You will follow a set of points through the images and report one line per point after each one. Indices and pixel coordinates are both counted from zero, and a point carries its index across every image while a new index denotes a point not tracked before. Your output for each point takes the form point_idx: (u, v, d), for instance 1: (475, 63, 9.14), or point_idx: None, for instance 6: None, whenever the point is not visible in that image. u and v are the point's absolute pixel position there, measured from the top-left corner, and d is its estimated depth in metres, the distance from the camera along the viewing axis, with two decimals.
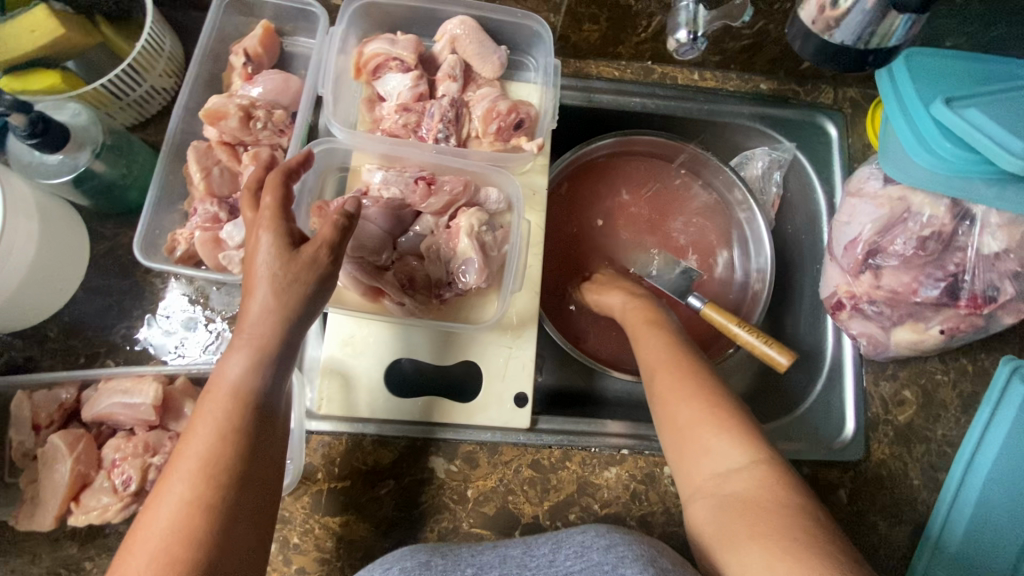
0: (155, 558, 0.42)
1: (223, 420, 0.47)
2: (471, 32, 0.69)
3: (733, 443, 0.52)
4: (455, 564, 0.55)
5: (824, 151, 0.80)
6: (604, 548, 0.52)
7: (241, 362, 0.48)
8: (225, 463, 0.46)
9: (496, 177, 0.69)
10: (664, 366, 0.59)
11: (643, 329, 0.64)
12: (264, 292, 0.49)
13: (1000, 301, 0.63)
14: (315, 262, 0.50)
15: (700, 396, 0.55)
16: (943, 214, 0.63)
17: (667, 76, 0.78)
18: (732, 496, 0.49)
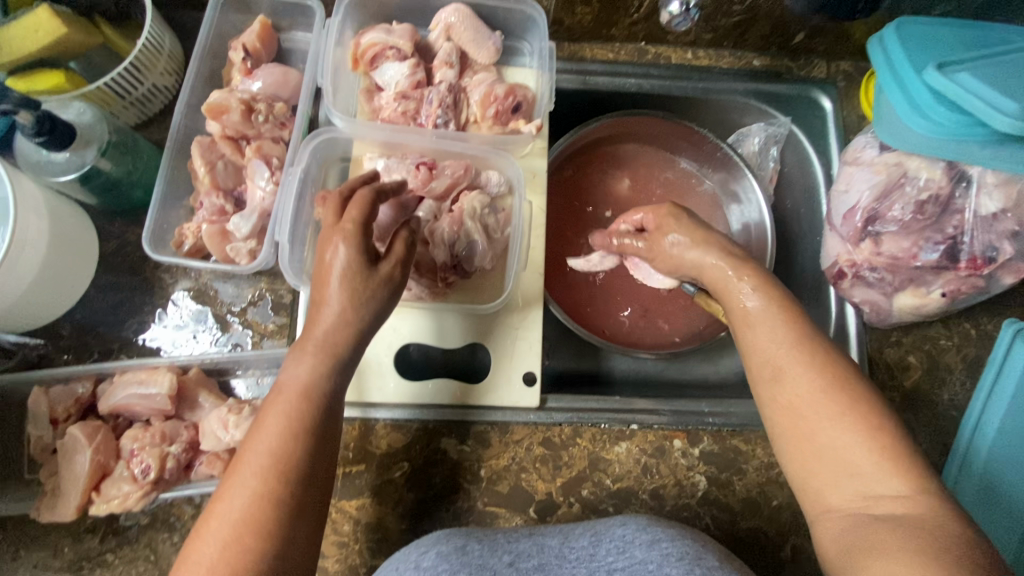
0: (225, 546, 0.44)
1: (291, 418, 0.49)
2: (466, 20, 0.70)
3: (885, 464, 0.46)
4: (491, 551, 0.55)
5: (819, 126, 0.80)
6: (647, 545, 0.53)
7: (313, 368, 0.51)
8: (295, 462, 0.48)
9: (497, 160, 0.70)
10: (794, 369, 0.51)
11: (762, 316, 0.55)
12: (340, 300, 0.52)
13: (999, 262, 0.63)
14: (391, 279, 0.55)
15: (855, 410, 0.48)
16: (941, 176, 0.64)
17: (660, 56, 0.79)
18: (885, 518, 0.44)
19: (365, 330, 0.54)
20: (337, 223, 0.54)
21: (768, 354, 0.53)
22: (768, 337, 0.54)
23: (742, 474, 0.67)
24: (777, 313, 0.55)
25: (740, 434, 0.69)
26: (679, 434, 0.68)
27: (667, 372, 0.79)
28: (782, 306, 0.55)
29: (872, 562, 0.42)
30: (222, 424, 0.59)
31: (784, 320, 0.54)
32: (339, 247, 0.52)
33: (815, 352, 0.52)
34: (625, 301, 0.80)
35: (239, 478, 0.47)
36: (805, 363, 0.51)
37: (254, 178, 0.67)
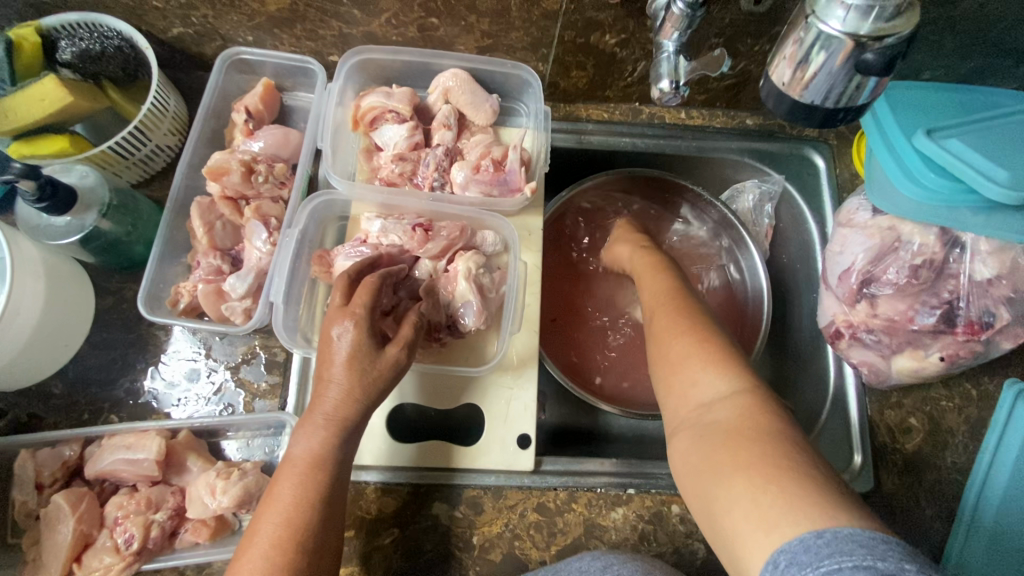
0: None
1: (300, 490, 0.49)
2: (463, 84, 0.71)
3: (717, 374, 0.50)
4: None
5: (813, 183, 0.81)
6: (600, 569, 0.54)
7: (312, 437, 0.51)
8: (305, 534, 0.47)
9: (491, 221, 0.69)
10: (659, 310, 0.60)
11: (649, 272, 0.68)
12: (344, 380, 0.52)
13: (997, 327, 0.63)
14: (397, 363, 0.54)
15: (695, 333, 0.54)
16: (933, 242, 0.64)
17: (654, 116, 0.80)
18: (712, 425, 0.47)
19: (374, 402, 0.53)
20: (346, 306, 0.55)
21: (648, 307, 0.63)
22: (652, 285, 0.65)
23: None
24: (653, 270, 0.67)
25: None
26: (677, 499, 0.67)
27: (663, 430, 0.78)
28: (655, 267, 0.68)
29: (712, 480, 0.44)
30: (210, 490, 0.57)
31: (663, 277, 0.65)
32: (348, 328, 0.53)
33: (675, 296, 0.61)
34: (630, 359, 0.79)
35: (254, 553, 0.46)
36: (668, 304, 0.60)
37: (252, 239, 0.67)
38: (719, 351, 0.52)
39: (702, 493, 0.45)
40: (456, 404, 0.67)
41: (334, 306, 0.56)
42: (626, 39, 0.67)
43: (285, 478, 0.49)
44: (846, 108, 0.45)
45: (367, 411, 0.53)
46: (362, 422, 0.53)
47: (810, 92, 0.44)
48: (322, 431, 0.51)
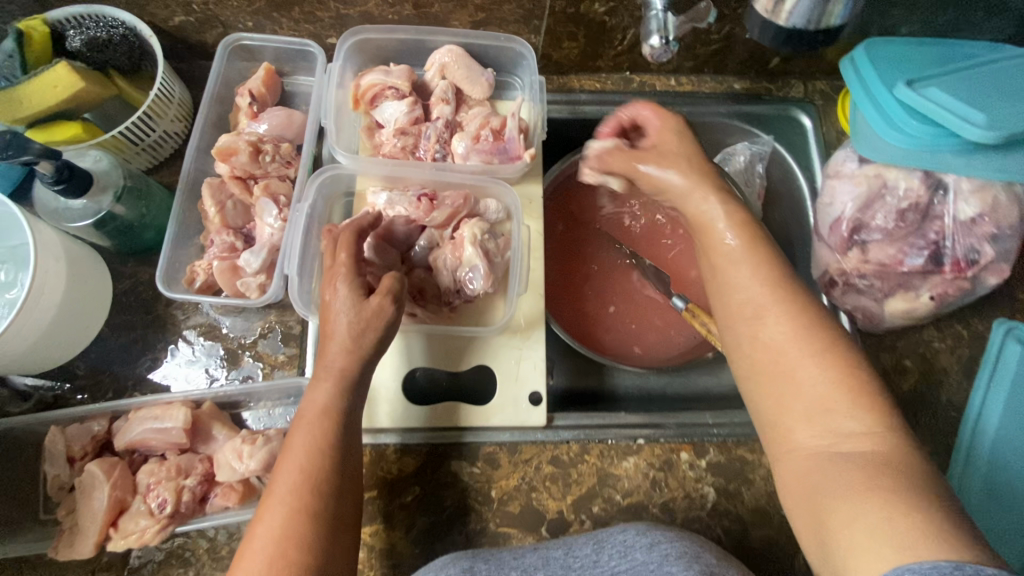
0: (271, 563, 0.45)
1: (315, 436, 0.51)
2: (459, 59, 0.74)
3: (854, 403, 0.47)
4: (499, 567, 0.57)
5: (801, 142, 0.84)
6: (647, 547, 0.57)
7: (329, 392, 0.53)
8: (321, 479, 0.49)
9: (495, 188, 0.71)
10: (771, 311, 0.52)
11: (744, 253, 0.56)
12: (347, 334, 0.55)
13: (982, 264, 0.65)
14: (381, 310, 0.56)
15: (823, 347, 0.49)
16: (918, 185, 0.67)
17: (645, 84, 0.83)
18: (848, 453, 0.45)
19: (371, 353, 0.56)
20: (333, 267, 0.59)
21: (750, 297, 0.54)
22: (748, 272, 0.55)
23: (750, 484, 0.69)
24: (748, 249, 0.56)
25: (745, 444, 0.70)
26: (685, 447, 0.70)
27: (672, 388, 0.80)
28: (751, 246, 0.57)
29: (839, 503, 0.43)
30: (237, 455, 0.60)
31: (766, 261, 0.55)
32: (342, 289, 0.56)
33: (787, 292, 0.53)
34: (636, 317, 0.83)
35: (275, 501, 0.48)
36: (783, 302, 0.52)
37: (263, 216, 0.69)
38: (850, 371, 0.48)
39: (811, 508, 0.45)
40: (469, 365, 0.70)
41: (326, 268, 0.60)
42: (615, 6, 0.69)
43: (299, 431, 0.51)
44: (825, 29, 0.58)
45: (370, 361, 0.56)
46: (366, 372, 0.55)
47: (793, 17, 0.57)
48: (325, 380, 0.54)
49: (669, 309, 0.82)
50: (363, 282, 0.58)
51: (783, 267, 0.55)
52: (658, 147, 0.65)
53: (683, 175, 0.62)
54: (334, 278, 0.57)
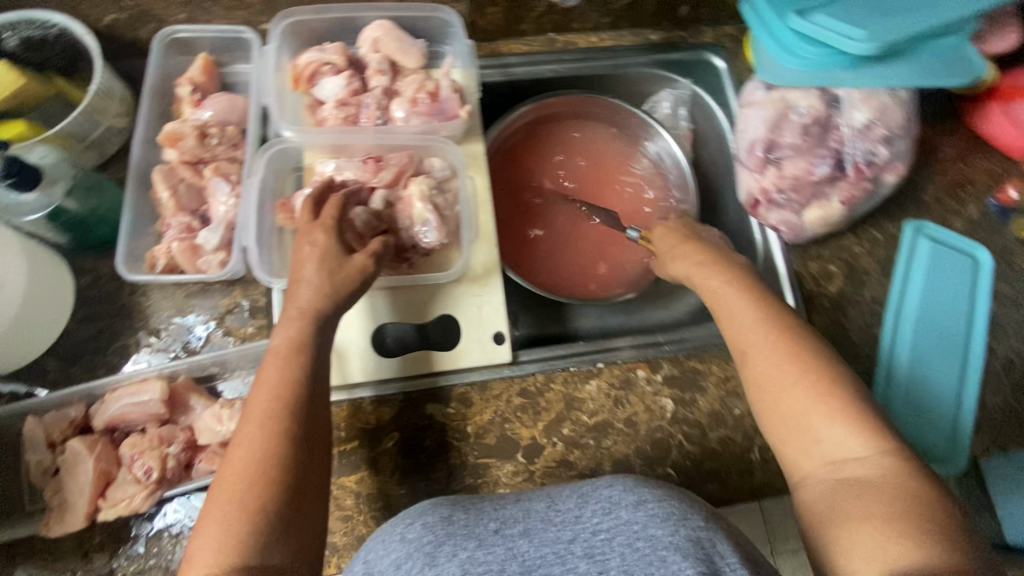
0: (243, 476, 0.51)
1: (285, 368, 0.57)
2: (390, 32, 0.78)
3: (852, 435, 0.54)
4: (477, 518, 0.58)
5: (717, 83, 0.91)
6: (633, 505, 0.55)
7: (298, 331, 0.60)
8: (290, 406, 0.55)
9: (437, 147, 0.75)
10: (765, 351, 0.60)
11: (728, 296, 0.66)
12: (319, 278, 0.62)
13: (879, 164, 0.72)
14: (365, 266, 0.65)
15: (818, 384, 0.56)
16: (816, 102, 0.74)
17: (569, 43, 0.89)
18: (850, 480, 0.52)
19: (342, 298, 0.63)
20: (314, 221, 0.65)
21: (742, 337, 0.62)
22: (739, 314, 0.64)
23: (703, 392, 0.75)
24: (740, 292, 0.65)
25: (695, 356, 0.76)
26: (641, 365, 0.76)
27: (630, 322, 0.86)
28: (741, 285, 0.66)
29: (842, 525, 0.49)
30: (217, 419, 0.63)
31: (751, 298, 0.64)
32: (321, 238, 0.64)
33: (779, 330, 0.61)
34: (589, 257, 0.89)
35: (249, 424, 0.54)
36: (773, 343, 0.60)
37: (216, 195, 0.72)
38: (841, 400, 0.55)
39: (812, 526, 0.52)
40: (434, 315, 0.75)
41: (305, 223, 0.66)
42: None
43: (269, 361, 0.58)
44: None
45: (338, 304, 0.63)
46: (332, 315, 0.62)
47: None
48: (298, 320, 0.61)
49: (614, 248, 0.89)
50: (345, 241, 0.66)
51: (772, 306, 0.64)
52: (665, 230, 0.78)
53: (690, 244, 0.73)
54: (311, 234, 0.64)
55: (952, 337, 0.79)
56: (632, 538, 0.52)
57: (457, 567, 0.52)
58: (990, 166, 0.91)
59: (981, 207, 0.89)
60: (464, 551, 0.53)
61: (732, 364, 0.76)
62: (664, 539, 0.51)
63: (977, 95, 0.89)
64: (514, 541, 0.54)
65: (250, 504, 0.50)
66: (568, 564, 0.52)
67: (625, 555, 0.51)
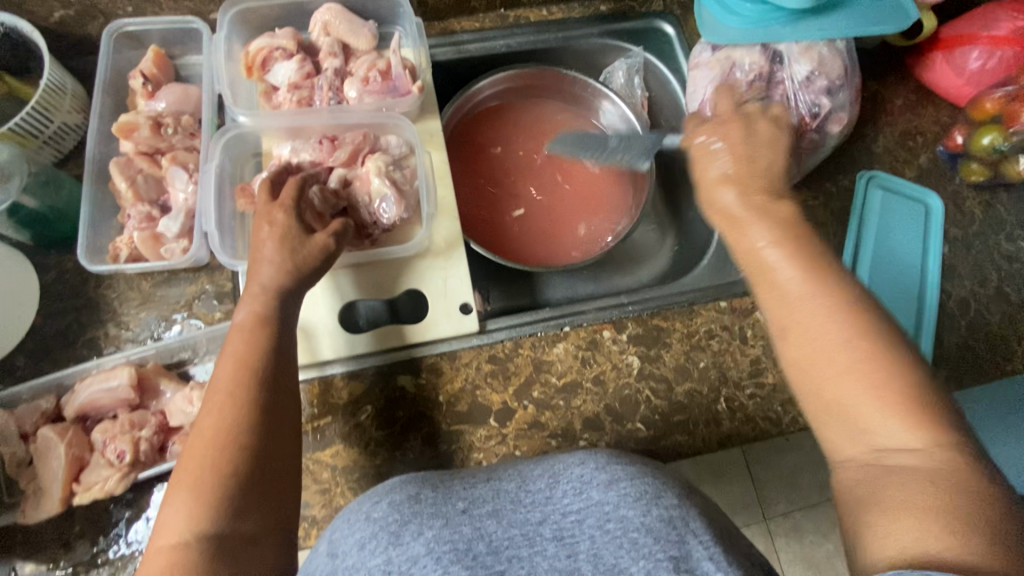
0: (209, 442, 0.53)
1: (250, 336, 0.59)
2: (339, 15, 0.79)
3: (904, 422, 0.46)
4: (445, 496, 0.56)
5: (668, 49, 0.93)
6: (604, 485, 0.55)
7: (261, 306, 0.61)
8: (253, 374, 0.57)
9: (393, 124, 0.76)
10: (809, 323, 0.51)
11: (772, 260, 0.54)
12: (275, 257, 0.63)
13: (823, 114, 0.74)
14: (326, 245, 0.65)
15: (871, 365, 0.48)
16: (759, 58, 0.76)
17: (520, 18, 0.90)
18: (896, 470, 0.45)
19: (306, 276, 0.64)
20: (273, 202, 0.66)
21: (782, 308, 0.53)
22: (782, 282, 0.53)
23: (668, 347, 0.77)
24: (787, 258, 0.53)
25: (659, 314, 0.78)
26: (607, 326, 0.77)
27: (598, 290, 0.92)
28: (789, 245, 0.54)
29: (879, 514, 0.43)
30: (187, 400, 0.63)
31: (798, 262, 0.53)
32: (279, 216, 0.65)
33: (831, 299, 0.51)
34: (559, 223, 0.91)
35: (213, 393, 0.56)
36: (821, 316, 0.51)
37: (175, 183, 0.72)
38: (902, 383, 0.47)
39: (845, 514, 0.45)
40: (400, 289, 0.76)
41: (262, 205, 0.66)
42: None
43: (233, 332, 0.60)
44: None
45: (301, 281, 0.64)
46: (296, 290, 0.64)
47: None
48: (261, 296, 0.62)
49: (585, 210, 0.91)
50: (305, 221, 0.66)
51: (825, 272, 0.53)
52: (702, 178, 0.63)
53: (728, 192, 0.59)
54: (270, 214, 0.65)
55: (902, 287, 0.82)
56: (602, 520, 0.53)
57: (423, 546, 0.52)
58: (938, 115, 0.93)
59: (931, 155, 0.91)
60: (431, 531, 0.53)
61: (695, 319, 0.78)
62: (636, 519, 0.51)
63: (920, 48, 0.92)
64: (483, 521, 0.54)
65: (219, 467, 0.52)
66: (538, 545, 0.53)
67: (595, 537, 0.52)
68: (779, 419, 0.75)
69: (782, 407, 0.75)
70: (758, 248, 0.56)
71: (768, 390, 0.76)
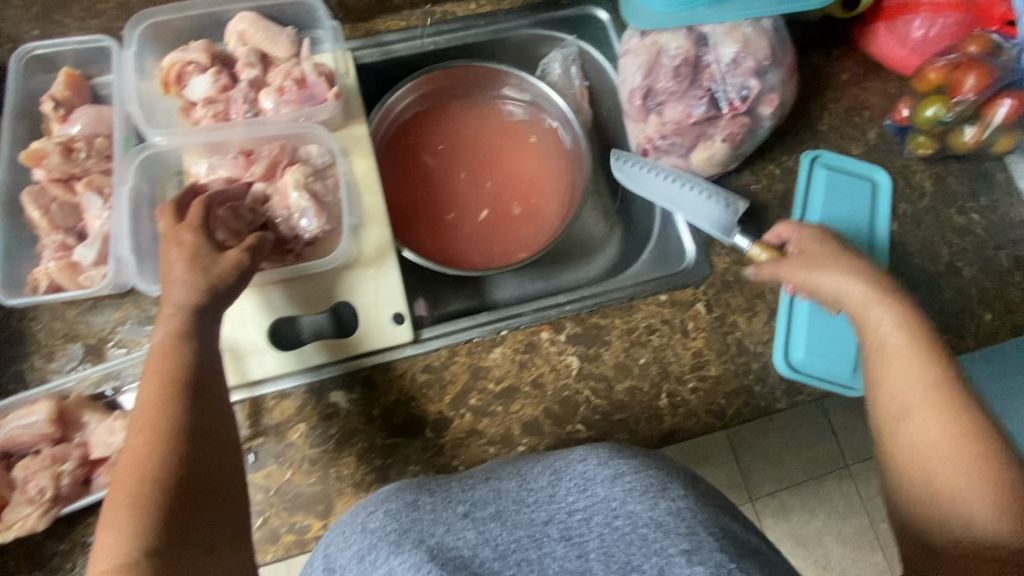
0: (134, 459, 0.55)
1: (165, 358, 0.59)
2: (254, 24, 0.77)
3: (1001, 514, 0.54)
4: (443, 501, 0.59)
5: (602, 36, 0.90)
6: (609, 481, 0.58)
7: (177, 333, 0.61)
8: (175, 390, 0.58)
9: (311, 133, 0.75)
10: (925, 411, 0.61)
11: (900, 353, 0.64)
12: (185, 277, 0.62)
13: (753, 97, 0.72)
14: (240, 262, 0.65)
15: (980, 461, 0.57)
16: (685, 42, 0.73)
17: (448, 13, 0.87)
18: (982, 549, 0.54)
19: (218, 293, 0.63)
20: (178, 225, 0.64)
21: (903, 395, 0.63)
22: (903, 370, 0.63)
23: (608, 345, 0.76)
24: (917, 350, 0.63)
25: (598, 312, 0.77)
26: (544, 327, 0.76)
27: (548, 287, 0.90)
28: (918, 342, 0.64)
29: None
30: (109, 430, 0.63)
31: (921, 357, 0.63)
32: (189, 237, 0.64)
33: (949, 394, 0.61)
34: (505, 208, 0.90)
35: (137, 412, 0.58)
36: (935, 409, 0.60)
37: (90, 209, 0.71)
38: (1005, 478, 0.56)
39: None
40: (329, 303, 0.74)
41: (168, 228, 0.65)
42: None
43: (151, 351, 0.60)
44: None
45: (218, 299, 0.64)
46: (211, 312, 0.63)
47: None
48: (177, 316, 0.61)
49: (529, 190, 0.90)
50: (215, 240, 0.66)
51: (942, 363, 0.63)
52: (804, 252, 0.71)
53: (843, 277, 0.68)
54: (177, 235, 0.64)
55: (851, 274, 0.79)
56: (609, 517, 0.56)
57: (425, 552, 0.55)
58: (887, 87, 0.90)
59: (879, 130, 0.88)
60: (434, 537, 0.56)
61: (634, 315, 0.77)
62: (643, 514, 0.54)
63: (864, 18, 0.89)
64: (486, 525, 0.58)
65: (141, 483, 0.53)
66: (545, 547, 0.56)
67: (603, 535, 0.55)
68: (722, 412, 0.74)
69: (726, 399, 0.74)
70: (881, 334, 0.66)
71: (711, 382, 0.75)
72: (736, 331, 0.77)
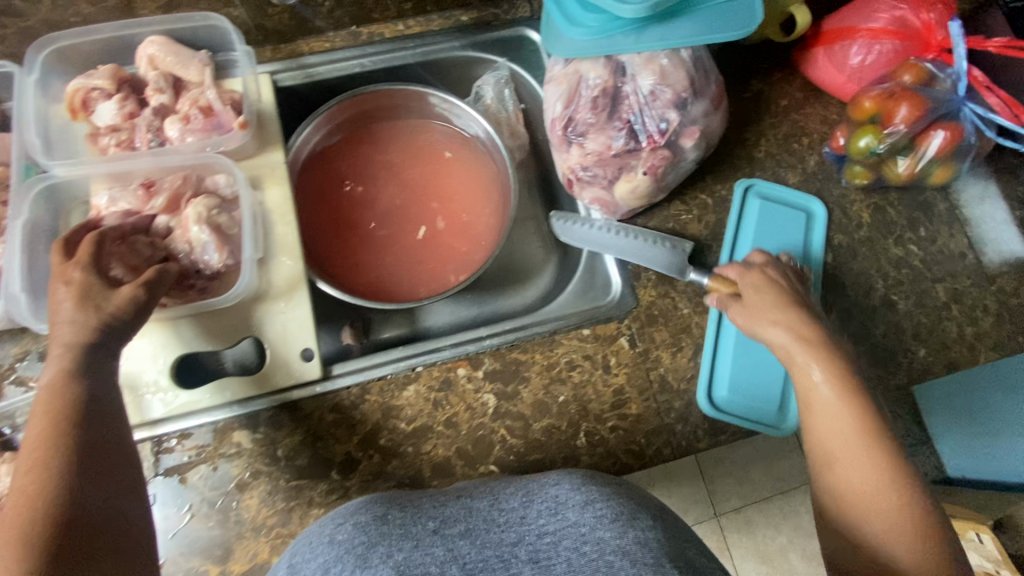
0: (18, 491, 0.52)
1: (49, 393, 0.56)
2: (164, 48, 0.74)
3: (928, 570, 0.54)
4: (414, 517, 0.58)
5: (534, 59, 0.89)
6: (581, 506, 0.57)
7: (60, 373, 0.57)
8: (65, 420, 0.55)
9: (218, 164, 0.73)
10: (853, 461, 0.59)
11: (826, 406, 0.61)
12: (69, 313, 0.59)
13: (671, 130, 0.70)
14: (134, 298, 0.62)
15: (907, 514, 0.56)
16: (603, 71, 0.71)
17: (374, 34, 0.85)
18: None
19: (103, 330, 0.60)
20: (66, 262, 0.62)
21: (829, 445, 0.60)
22: (830, 419, 0.61)
23: (527, 382, 0.74)
24: (843, 400, 0.61)
25: (518, 347, 0.75)
26: (461, 363, 0.74)
27: (478, 315, 0.88)
28: (849, 389, 0.61)
29: None
30: None
31: (853, 407, 0.60)
32: (76, 275, 0.61)
33: (875, 442, 0.59)
34: (428, 229, 0.87)
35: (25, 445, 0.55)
36: (862, 460, 0.58)
37: None
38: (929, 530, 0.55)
39: None
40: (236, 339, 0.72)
41: (58, 265, 0.62)
42: None
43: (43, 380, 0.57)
44: None
45: (107, 340, 0.60)
46: (97, 355, 0.60)
47: None
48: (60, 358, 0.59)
49: (456, 206, 0.89)
50: (110, 277, 0.63)
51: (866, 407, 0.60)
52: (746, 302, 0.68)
53: (792, 334, 0.64)
54: (65, 273, 0.61)
55: None
56: (580, 543, 0.56)
57: (392, 568, 0.54)
58: (826, 113, 0.88)
59: (818, 158, 0.86)
60: (401, 552, 0.55)
61: (555, 349, 0.75)
62: (613, 543, 0.54)
63: (802, 43, 0.87)
64: (456, 542, 0.57)
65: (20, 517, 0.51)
66: (513, 567, 0.56)
67: (573, 559, 0.55)
68: (642, 451, 0.72)
69: (646, 438, 0.72)
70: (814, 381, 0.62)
71: (631, 421, 0.73)
72: (660, 367, 0.75)
